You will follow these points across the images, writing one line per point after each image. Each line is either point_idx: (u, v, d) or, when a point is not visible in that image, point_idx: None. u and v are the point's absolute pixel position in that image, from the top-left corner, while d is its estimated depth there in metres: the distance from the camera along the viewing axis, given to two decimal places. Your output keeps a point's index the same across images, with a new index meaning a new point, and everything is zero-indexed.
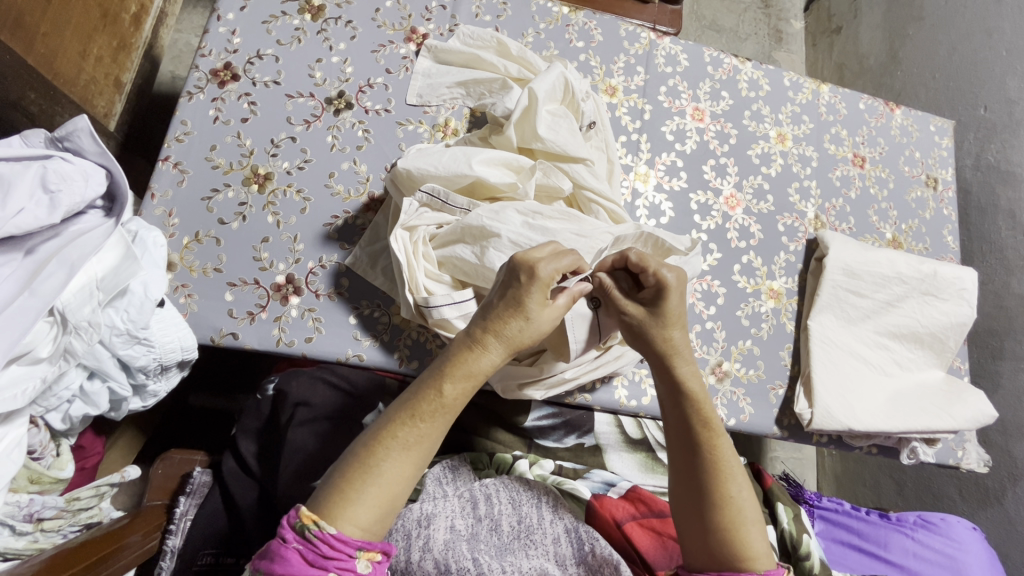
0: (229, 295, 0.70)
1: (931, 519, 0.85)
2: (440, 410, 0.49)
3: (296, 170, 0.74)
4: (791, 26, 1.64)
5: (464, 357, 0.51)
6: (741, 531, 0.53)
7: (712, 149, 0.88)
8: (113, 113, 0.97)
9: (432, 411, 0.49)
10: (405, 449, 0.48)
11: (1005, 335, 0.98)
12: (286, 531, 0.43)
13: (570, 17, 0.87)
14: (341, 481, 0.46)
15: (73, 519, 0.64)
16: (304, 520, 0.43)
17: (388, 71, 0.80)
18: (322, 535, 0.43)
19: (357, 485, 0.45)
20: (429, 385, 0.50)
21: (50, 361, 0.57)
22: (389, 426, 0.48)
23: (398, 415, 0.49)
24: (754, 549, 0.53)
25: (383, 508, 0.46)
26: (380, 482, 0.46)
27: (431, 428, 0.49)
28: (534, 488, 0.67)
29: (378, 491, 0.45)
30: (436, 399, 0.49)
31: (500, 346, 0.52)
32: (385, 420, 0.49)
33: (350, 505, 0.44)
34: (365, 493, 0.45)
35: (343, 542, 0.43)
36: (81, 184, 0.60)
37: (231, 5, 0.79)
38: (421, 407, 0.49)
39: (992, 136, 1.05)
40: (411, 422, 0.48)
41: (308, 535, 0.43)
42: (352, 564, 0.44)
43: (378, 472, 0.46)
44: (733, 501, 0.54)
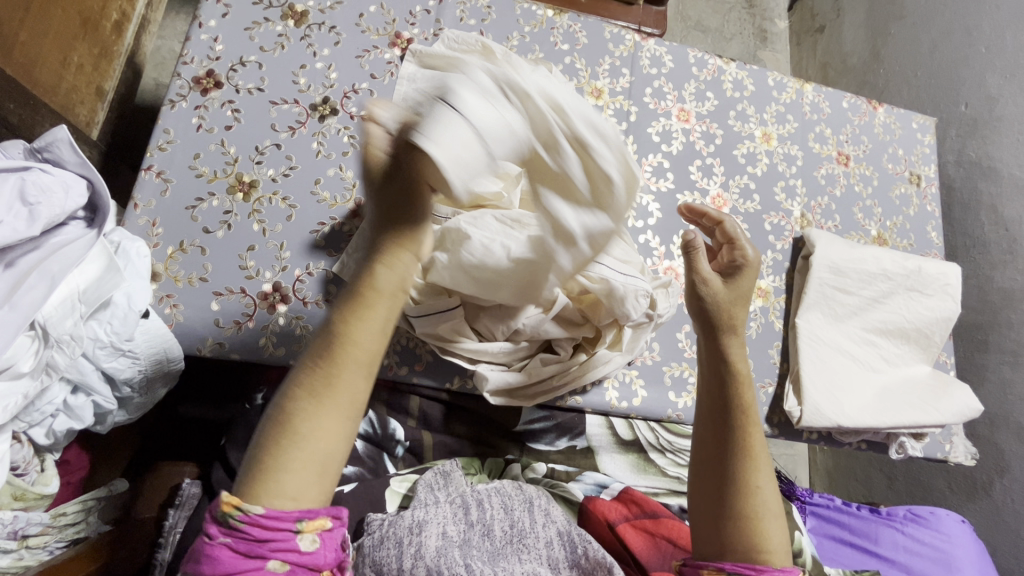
0: (215, 305, 0.69)
1: (920, 513, 0.87)
2: (357, 349, 0.40)
3: (282, 177, 0.74)
4: (776, 26, 1.65)
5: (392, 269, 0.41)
6: (761, 521, 0.52)
7: (698, 149, 0.88)
8: (95, 122, 0.96)
9: (348, 350, 0.39)
10: (326, 405, 0.39)
11: (990, 328, 1.00)
12: (210, 524, 0.38)
13: (555, 20, 0.87)
14: (261, 452, 0.38)
15: (60, 535, 0.64)
16: (224, 508, 0.37)
17: (373, 76, 0.79)
18: (248, 518, 0.37)
19: (282, 455, 0.38)
20: (339, 324, 0.40)
21: (31, 376, 0.56)
22: (304, 381, 0.39)
23: (313, 362, 0.39)
24: (772, 542, 0.51)
25: (319, 480, 0.39)
26: (306, 446, 0.38)
27: (350, 370, 0.40)
28: (527, 491, 0.68)
29: (306, 458, 0.38)
30: (362, 332, 0.40)
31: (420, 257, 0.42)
32: (301, 370, 0.39)
33: (274, 480, 0.38)
34: (291, 463, 0.38)
35: (276, 519, 0.37)
36: (61, 195, 0.59)
37: (213, 12, 0.78)
38: (342, 345, 0.39)
39: (973, 132, 1.07)
40: (326, 372, 0.39)
41: (232, 524, 0.37)
42: (294, 544, 0.38)
43: (301, 437, 0.38)
44: (757, 491, 0.54)
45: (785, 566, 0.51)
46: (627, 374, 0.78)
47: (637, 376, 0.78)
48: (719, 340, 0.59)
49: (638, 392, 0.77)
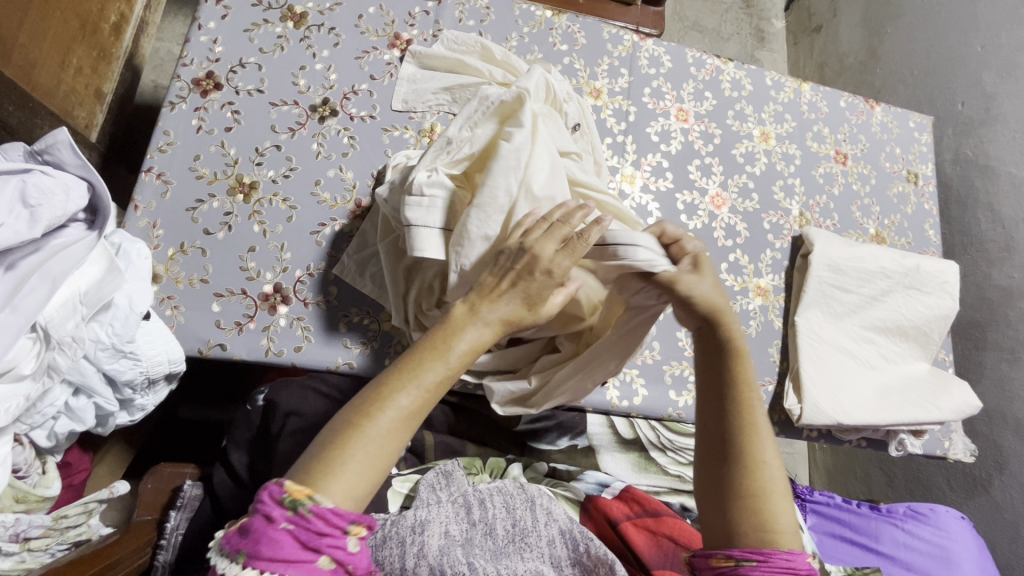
0: (217, 307, 0.69)
1: (920, 510, 0.88)
2: (443, 376, 0.48)
3: (282, 178, 0.74)
4: (773, 26, 1.66)
5: (465, 328, 0.50)
6: (769, 501, 0.49)
7: (697, 149, 0.88)
8: (94, 124, 0.96)
9: (435, 376, 0.48)
10: (405, 417, 0.46)
11: (988, 325, 1.00)
12: (274, 508, 0.40)
13: (553, 21, 0.87)
14: (329, 448, 0.43)
15: (62, 537, 0.63)
16: (295, 495, 0.40)
17: (373, 78, 0.79)
18: (317, 510, 0.40)
19: (353, 447, 0.43)
20: (427, 349, 0.48)
21: (33, 378, 0.56)
22: (388, 389, 0.46)
23: (399, 379, 0.47)
24: (782, 522, 0.49)
25: (378, 472, 0.44)
26: (380, 447, 0.44)
27: (432, 391, 0.48)
28: (528, 489, 0.67)
29: (367, 459, 0.43)
30: (441, 367, 0.48)
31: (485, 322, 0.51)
32: (380, 382, 0.47)
33: (335, 475, 0.42)
34: (357, 455, 0.43)
35: (337, 515, 0.41)
36: (61, 198, 0.59)
37: (212, 13, 0.78)
38: (423, 371, 0.47)
39: (969, 130, 1.07)
40: (410, 386, 0.46)
41: (300, 511, 0.40)
42: (344, 542, 0.41)
43: (373, 438, 0.44)
44: (763, 469, 0.50)
45: (793, 548, 0.48)
46: (628, 373, 0.78)
47: (638, 375, 0.78)
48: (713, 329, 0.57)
49: (639, 391, 0.77)
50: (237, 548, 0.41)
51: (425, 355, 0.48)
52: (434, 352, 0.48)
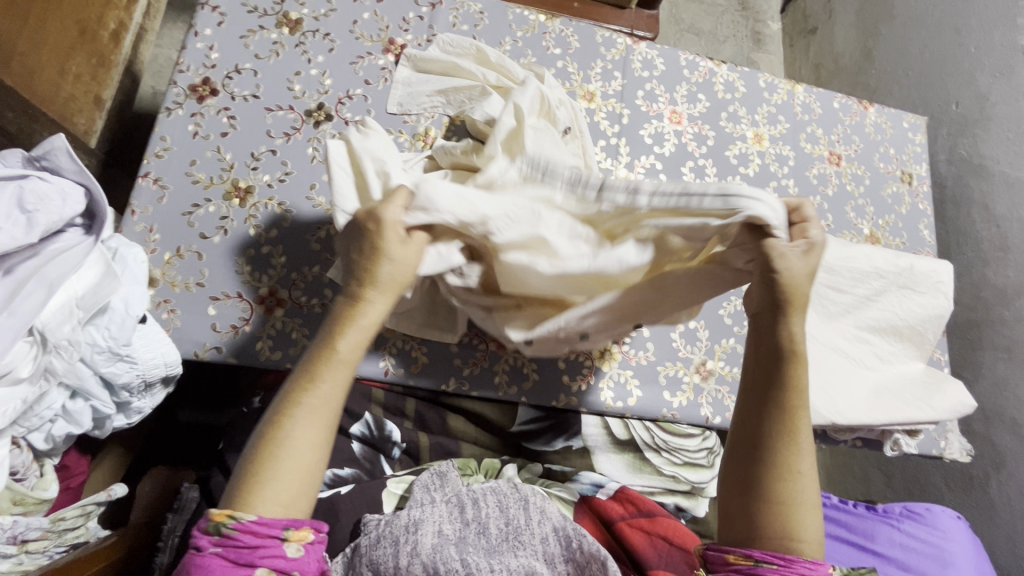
0: (213, 310, 0.69)
1: (916, 510, 0.88)
2: (340, 368, 0.49)
3: (277, 182, 0.74)
4: (769, 28, 1.67)
5: (354, 318, 0.51)
6: (796, 511, 0.49)
7: (690, 150, 0.89)
8: (94, 130, 0.97)
9: (330, 370, 0.49)
10: (314, 416, 0.48)
11: (984, 325, 1.00)
12: (201, 537, 0.44)
13: (547, 24, 0.88)
14: (252, 465, 0.46)
15: (59, 540, 0.64)
16: (217, 519, 0.44)
17: (367, 82, 0.80)
18: (240, 525, 0.44)
19: (273, 460, 0.46)
20: (322, 348, 0.50)
21: (30, 381, 0.57)
22: (292, 399, 0.48)
23: (299, 384, 0.48)
24: (806, 532, 0.49)
25: (307, 479, 0.47)
26: (297, 454, 0.46)
27: (334, 385, 0.49)
28: (522, 489, 0.68)
29: (292, 465, 0.46)
30: (339, 365, 0.49)
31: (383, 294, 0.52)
32: (289, 388, 0.49)
33: (262, 489, 0.45)
34: (280, 465, 0.46)
35: (264, 525, 0.44)
36: (58, 203, 0.60)
37: (209, 20, 0.79)
38: (320, 372, 0.49)
39: (964, 130, 1.08)
40: (311, 387, 0.48)
41: (224, 532, 0.44)
42: (281, 549, 0.45)
43: (288, 446, 0.46)
44: (800, 478, 0.50)
45: (815, 558, 0.49)
46: (622, 374, 0.78)
47: (632, 376, 0.78)
48: (780, 320, 0.52)
49: (633, 392, 0.78)
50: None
51: (326, 356, 0.49)
52: (331, 355, 0.49)
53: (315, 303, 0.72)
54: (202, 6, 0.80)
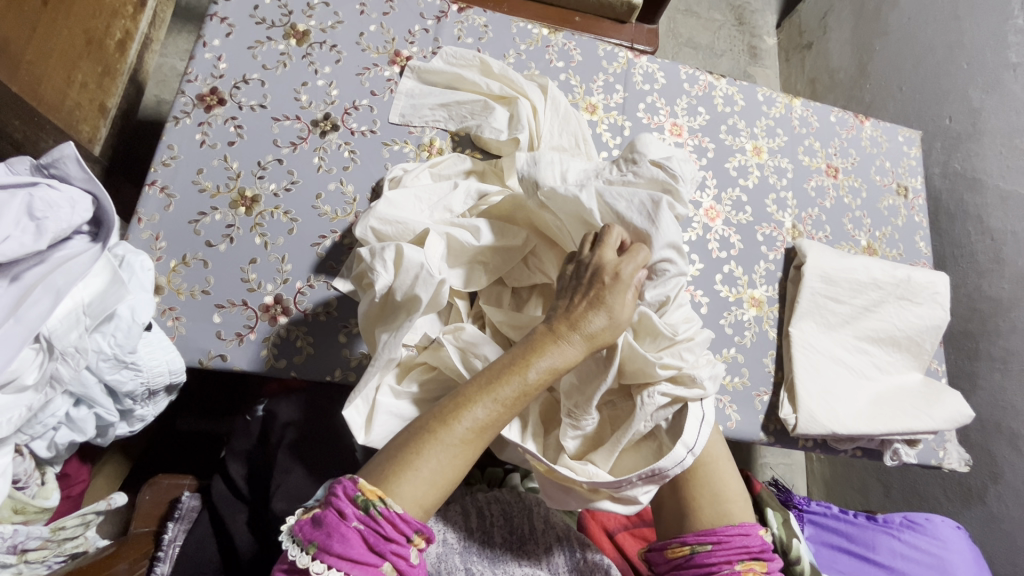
0: (218, 317, 0.69)
1: (916, 520, 0.87)
2: (521, 391, 0.50)
3: (284, 191, 0.75)
4: (765, 42, 1.69)
5: (547, 347, 0.52)
6: (717, 478, 0.64)
7: (691, 162, 0.90)
8: (98, 138, 0.97)
9: (513, 395, 0.50)
10: (480, 429, 0.49)
11: (980, 336, 1.01)
12: (347, 505, 0.45)
13: (549, 38, 0.90)
14: (407, 452, 0.47)
15: (59, 549, 0.64)
16: (367, 496, 0.45)
17: (373, 93, 0.81)
18: (387, 513, 0.44)
19: (428, 453, 0.47)
20: (514, 368, 0.51)
21: (36, 389, 0.57)
22: (468, 401, 0.49)
23: (474, 392, 0.50)
24: (731, 492, 0.63)
25: (444, 485, 0.48)
26: (449, 461, 0.48)
27: (506, 411, 0.50)
28: (527, 498, 0.68)
29: (439, 471, 0.47)
30: (518, 384, 0.50)
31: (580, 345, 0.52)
32: (465, 393, 0.50)
33: (412, 479, 0.46)
34: (436, 461, 0.47)
35: (406, 522, 0.45)
36: (67, 211, 0.60)
37: (217, 31, 0.80)
38: (510, 392, 0.50)
39: (957, 145, 1.10)
40: (488, 403, 0.49)
41: (371, 512, 0.44)
42: (406, 552, 0.46)
43: (445, 450, 0.48)
44: (713, 464, 0.65)
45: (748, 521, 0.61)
46: None
47: None
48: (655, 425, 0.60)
49: None
50: (309, 538, 0.45)
51: (511, 379, 0.50)
52: (524, 379, 0.50)
53: (317, 310, 0.72)
54: (211, 17, 0.81)
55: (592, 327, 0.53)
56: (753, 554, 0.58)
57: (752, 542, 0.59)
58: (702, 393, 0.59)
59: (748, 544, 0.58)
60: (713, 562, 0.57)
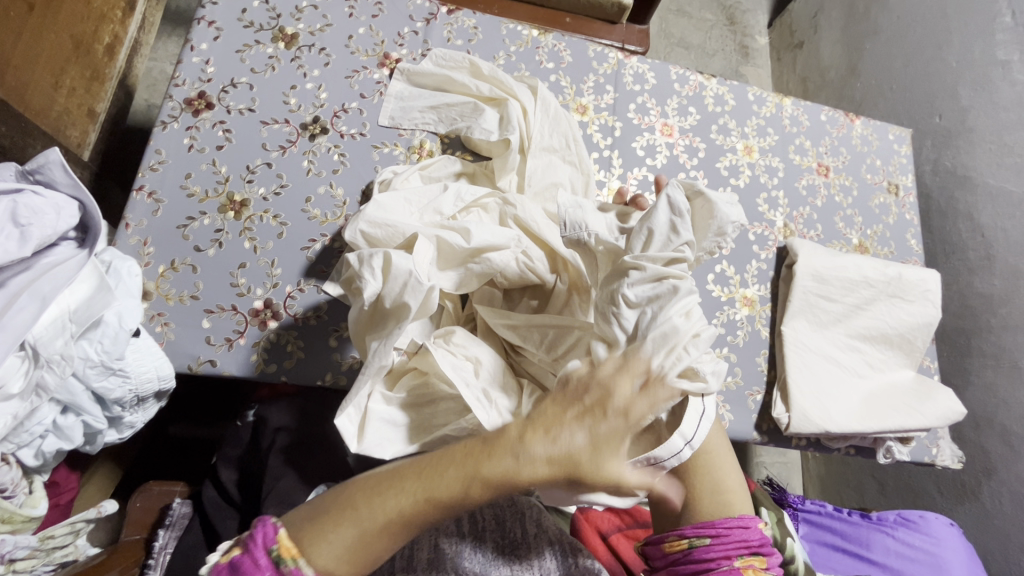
0: (207, 323, 0.69)
1: (910, 517, 0.87)
2: (458, 496, 0.46)
3: (273, 195, 0.75)
4: (756, 42, 1.70)
5: (504, 456, 0.45)
6: (715, 471, 0.62)
7: (682, 162, 0.90)
8: (87, 143, 0.96)
9: (449, 496, 0.46)
10: (402, 520, 0.46)
11: (972, 333, 1.02)
12: (262, 556, 0.45)
13: (539, 40, 0.90)
14: (328, 513, 0.48)
15: (48, 558, 0.64)
16: (281, 552, 0.46)
17: (363, 96, 0.81)
18: (297, 573, 0.45)
19: (389, 493, 0.47)
20: (456, 470, 0.46)
21: (21, 397, 0.56)
22: (403, 483, 0.47)
23: (413, 474, 0.47)
24: (728, 484, 0.62)
25: (362, 556, 0.47)
26: (366, 537, 0.47)
27: (437, 508, 0.47)
28: (519, 503, 0.67)
29: (356, 541, 0.47)
30: (459, 485, 0.46)
31: (545, 439, 0.46)
32: (404, 477, 0.47)
33: (324, 543, 0.46)
34: (393, 504, 0.46)
35: None
36: (53, 217, 0.60)
37: (205, 35, 0.80)
38: (469, 468, 0.46)
39: (948, 142, 1.10)
40: (421, 494, 0.46)
41: (284, 567, 0.45)
42: None
43: (364, 525, 0.46)
44: (711, 455, 0.63)
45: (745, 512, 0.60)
46: None
47: None
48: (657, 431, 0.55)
49: None
50: None
51: (477, 456, 0.46)
52: (489, 456, 0.46)
53: (307, 313, 0.71)
54: (198, 21, 0.80)
55: (566, 439, 0.46)
56: (751, 548, 0.57)
57: (751, 534, 0.58)
58: (704, 387, 0.52)
59: (747, 537, 0.57)
60: (712, 557, 0.56)
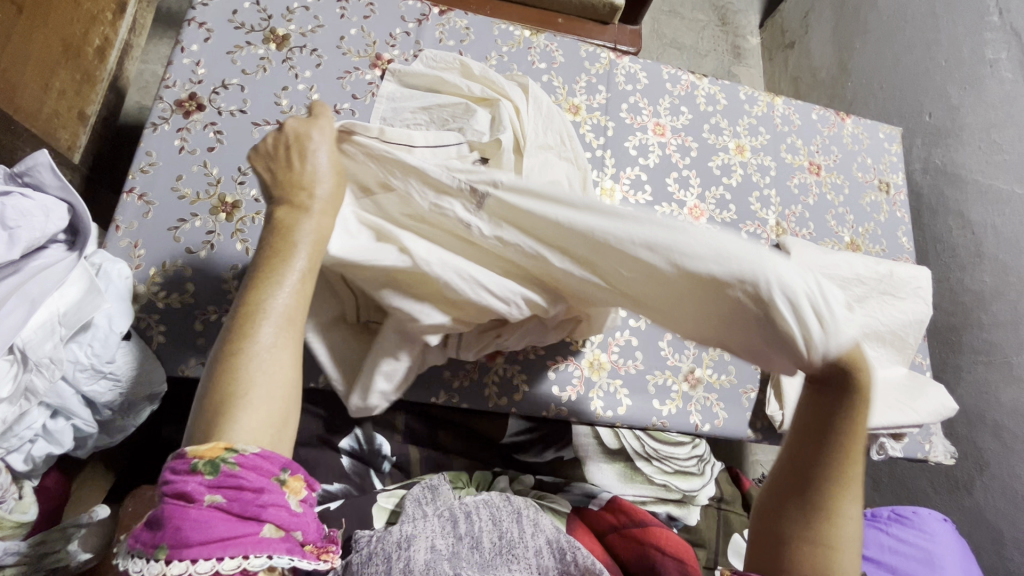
0: (199, 326, 0.69)
1: (904, 514, 0.89)
2: (301, 276, 0.47)
3: (265, 197, 0.74)
4: (748, 42, 1.71)
5: (299, 222, 0.49)
6: (836, 551, 0.46)
7: (675, 162, 0.90)
8: (77, 146, 0.96)
9: (293, 278, 0.47)
10: (287, 323, 0.45)
11: (963, 329, 1.02)
12: (188, 482, 0.37)
13: (531, 40, 0.90)
14: (219, 394, 0.41)
15: (38, 566, 0.62)
16: (211, 455, 0.38)
17: (355, 97, 0.81)
18: (244, 459, 0.39)
19: (265, 297, 0.45)
20: (265, 265, 0.47)
21: (10, 401, 0.55)
22: (251, 316, 0.44)
23: (257, 292, 0.45)
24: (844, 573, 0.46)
25: (283, 402, 0.43)
26: (260, 381, 0.42)
27: (301, 306, 0.47)
28: (515, 502, 0.69)
29: (267, 387, 0.42)
30: (297, 275, 0.47)
31: (320, 207, 0.51)
32: (239, 319, 0.44)
33: (234, 412, 0.41)
34: (279, 303, 0.45)
35: (268, 459, 0.40)
36: (41, 219, 0.59)
37: (195, 36, 0.79)
38: (297, 231, 0.49)
39: (938, 140, 1.11)
40: (269, 305, 0.45)
41: (222, 469, 0.38)
42: (284, 499, 0.40)
43: (251, 368, 0.42)
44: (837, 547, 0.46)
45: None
46: (611, 383, 0.77)
47: (621, 385, 0.77)
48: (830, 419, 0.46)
49: (623, 401, 0.76)
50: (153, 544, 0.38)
51: (287, 232, 0.49)
52: (307, 213, 0.50)
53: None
54: (189, 22, 0.80)
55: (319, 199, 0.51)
56: None
57: None
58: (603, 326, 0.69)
59: None
60: None
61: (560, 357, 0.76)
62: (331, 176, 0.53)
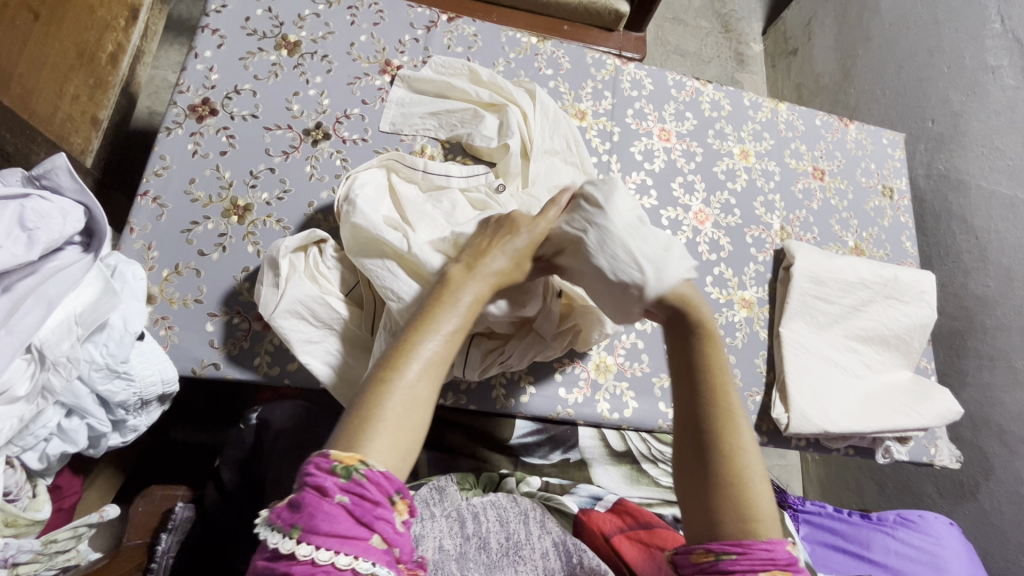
0: (210, 327, 0.70)
1: (909, 517, 0.88)
2: (456, 325, 0.50)
3: (276, 200, 0.75)
4: (751, 49, 1.72)
5: (467, 281, 0.54)
6: (747, 486, 0.49)
7: (679, 167, 0.91)
8: (90, 150, 0.97)
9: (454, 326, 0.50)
10: (435, 364, 0.46)
11: (967, 334, 1.03)
12: (326, 478, 0.39)
13: (538, 47, 0.91)
14: (359, 413, 0.42)
15: (49, 564, 0.63)
16: (347, 462, 0.39)
17: (365, 102, 0.82)
18: (371, 475, 0.39)
19: (421, 340, 0.47)
20: (428, 310, 0.50)
21: (27, 400, 0.56)
22: (409, 343, 0.47)
23: (422, 329, 0.48)
24: (760, 510, 0.48)
25: (413, 432, 0.43)
26: (404, 409, 0.43)
27: (448, 348, 0.48)
28: (521, 504, 0.70)
29: (400, 417, 0.43)
30: (456, 315, 0.50)
31: (503, 260, 0.56)
32: (395, 352, 0.46)
33: (372, 434, 0.41)
34: (428, 348, 0.47)
35: (388, 479, 0.40)
36: (59, 221, 0.60)
37: (208, 42, 0.81)
38: (462, 291, 0.52)
39: (940, 146, 1.12)
40: (425, 341, 0.47)
41: (355, 476, 0.39)
42: (392, 517, 0.40)
43: (393, 393, 0.44)
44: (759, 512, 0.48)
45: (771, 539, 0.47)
46: (618, 386, 0.77)
47: (628, 388, 0.77)
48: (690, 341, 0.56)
49: (629, 403, 0.77)
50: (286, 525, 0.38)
51: (449, 290, 0.52)
52: (471, 273, 0.54)
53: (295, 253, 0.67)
54: (202, 29, 0.81)
55: (489, 268, 0.55)
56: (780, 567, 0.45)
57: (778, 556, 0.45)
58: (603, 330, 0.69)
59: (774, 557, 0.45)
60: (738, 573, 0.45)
61: (566, 359, 0.76)
62: (508, 269, 0.57)
